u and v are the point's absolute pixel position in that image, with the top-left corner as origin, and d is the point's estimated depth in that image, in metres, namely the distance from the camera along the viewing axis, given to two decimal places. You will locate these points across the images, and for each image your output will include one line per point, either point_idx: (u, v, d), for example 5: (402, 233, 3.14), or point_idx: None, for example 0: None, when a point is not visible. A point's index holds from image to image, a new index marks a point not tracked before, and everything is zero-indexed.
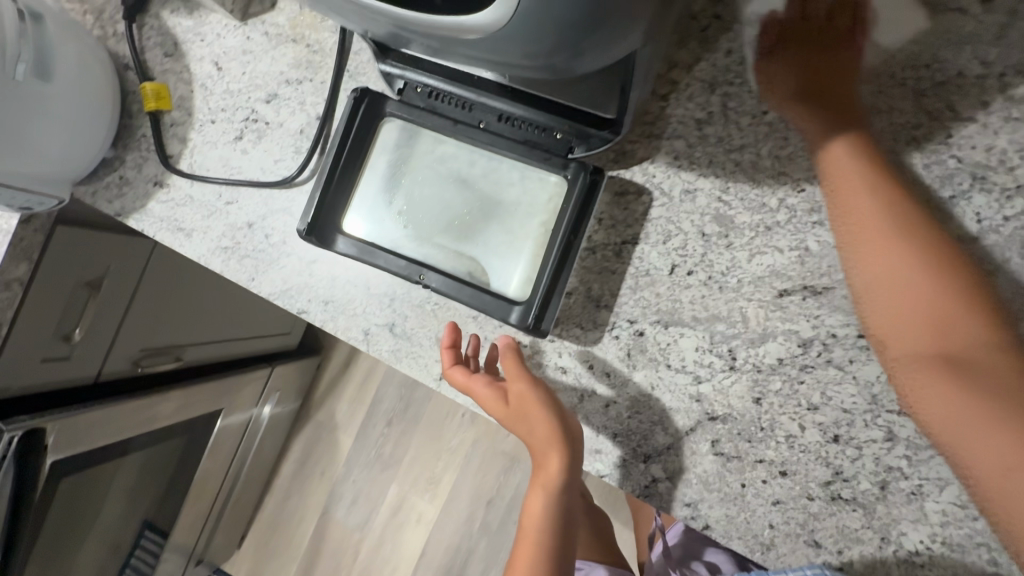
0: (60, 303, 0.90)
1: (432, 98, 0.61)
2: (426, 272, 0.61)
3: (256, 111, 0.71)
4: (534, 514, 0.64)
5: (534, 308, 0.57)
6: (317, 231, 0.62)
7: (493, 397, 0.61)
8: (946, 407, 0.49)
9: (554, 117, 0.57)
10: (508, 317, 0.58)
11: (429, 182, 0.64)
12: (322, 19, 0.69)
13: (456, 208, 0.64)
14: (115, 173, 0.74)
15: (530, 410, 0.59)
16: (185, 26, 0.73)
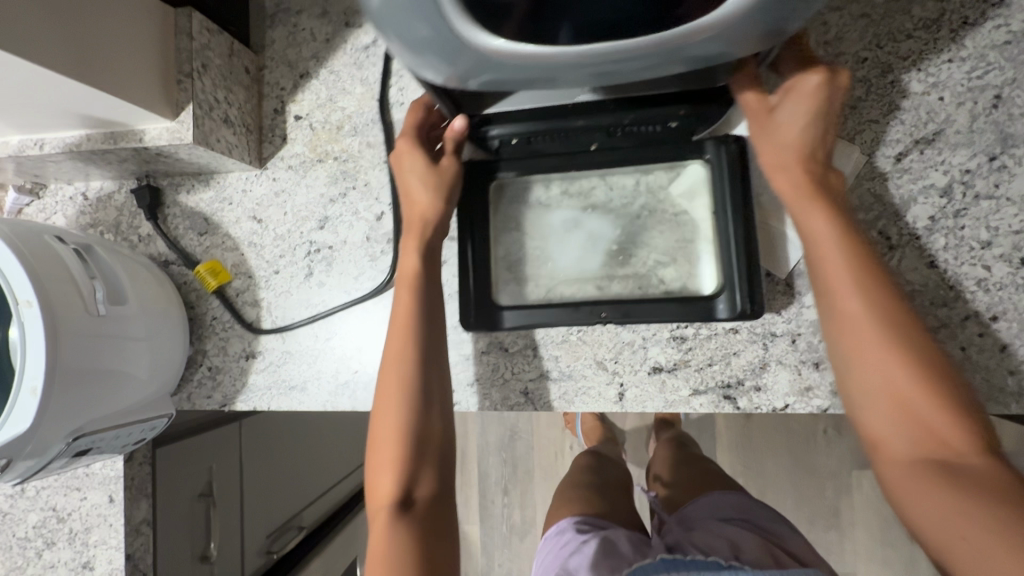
0: (187, 524, 0.85)
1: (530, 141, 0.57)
2: (604, 308, 0.58)
3: (315, 242, 0.69)
4: (405, 318, 0.57)
5: (741, 293, 0.55)
6: (482, 316, 0.60)
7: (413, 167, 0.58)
8: (885, 399, 0.44)
9: (672, 109, 0.53)
10: (717, 313, 0.56)
11: (562, 227, 0.63)
12: (339, 128, 0.69)
13: (602, 239, 0.63)
14: (202, 366, 0.71)
15: (430, 175, 0.58)
16: (208, 199, 0.71)
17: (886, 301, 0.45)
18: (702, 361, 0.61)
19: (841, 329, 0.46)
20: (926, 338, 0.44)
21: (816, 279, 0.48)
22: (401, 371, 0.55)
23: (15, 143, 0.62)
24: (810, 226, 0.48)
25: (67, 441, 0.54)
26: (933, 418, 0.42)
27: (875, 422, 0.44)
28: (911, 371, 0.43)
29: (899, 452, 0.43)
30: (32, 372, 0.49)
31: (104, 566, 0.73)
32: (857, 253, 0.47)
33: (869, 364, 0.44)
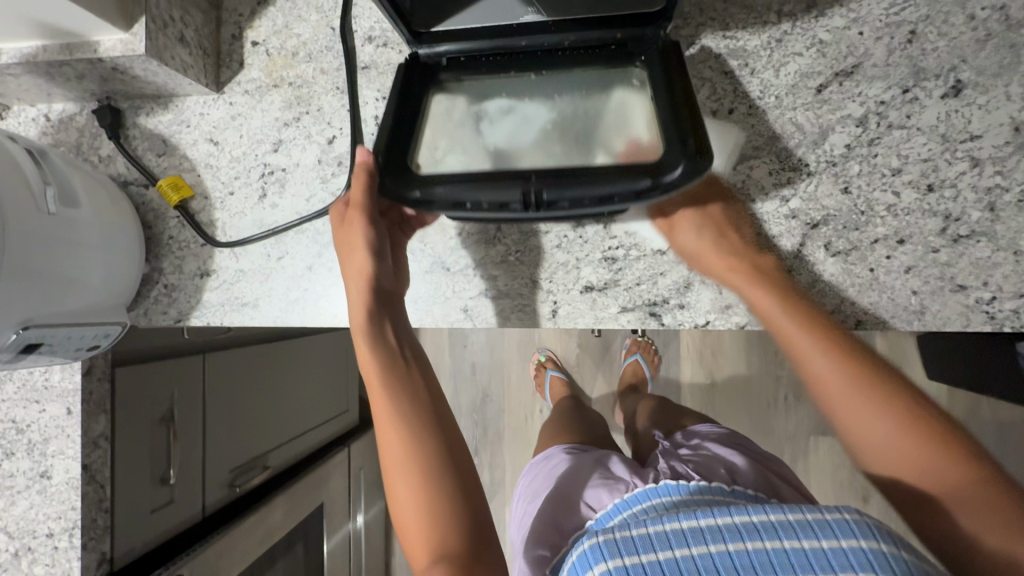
0: (146, 446, 0.88)
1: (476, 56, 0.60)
2: (530, 178, 0.51)
3: (269, 164, 0.71)
4: (367, 362, 0.61)
5: (683, 143, 0.48)
6: (393, 187, 0.52)
7: (343, 231, 0.62)
8: (880, 454, 0.55)
9: (606, 30, 0.56)
10: (668, 179, 0.48)
11: (497, 114, 0.59)
12: (293, 55, 0.71)
13: (536, 122, 0.58)
14: (158, 284, 0.74)
15: (349, 230, 0.61)
16: (166, 121, 0.74)
17: (855, 370, 0.56)
18: (631, 281, 0.64)
19: (821, 391, 0.57)
20: (881, 377, 0.56)
21: (787, 352, 0.58)
22: (398, 432, 0.57)
23: None
24: (767, 307, 0.58)
25: (17, 330, 0.57)
26: (922, 455, 0.53)
27: (886, 462, 0.55)
28: (889, 418, 0.55)
29: (904, 489, 0.54)
30: None
31: (61, 475, 0.76)
32: (810, 315, 0.57)
33: (857, 431, 0.56)
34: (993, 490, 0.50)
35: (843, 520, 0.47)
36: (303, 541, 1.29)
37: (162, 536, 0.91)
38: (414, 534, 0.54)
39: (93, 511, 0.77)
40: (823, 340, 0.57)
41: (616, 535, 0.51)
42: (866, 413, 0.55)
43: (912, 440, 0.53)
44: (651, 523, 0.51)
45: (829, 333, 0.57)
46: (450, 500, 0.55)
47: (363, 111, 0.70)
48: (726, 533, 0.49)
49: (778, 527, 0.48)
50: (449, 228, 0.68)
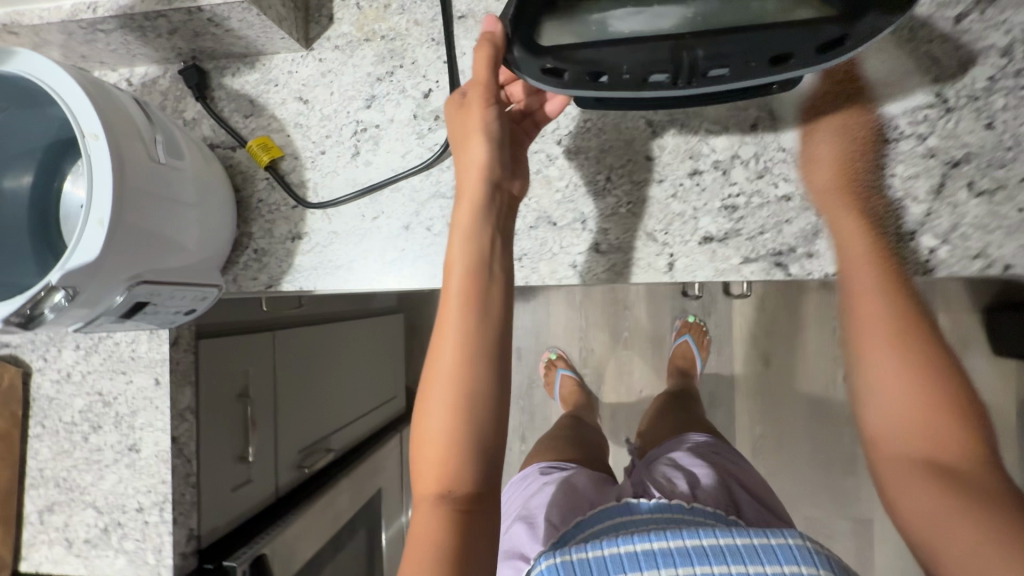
0: (226, 422, 0.86)
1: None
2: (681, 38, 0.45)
3: (362, 121, 0.69)
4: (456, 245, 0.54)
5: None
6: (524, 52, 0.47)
7: (462, 112, 0.55)
8: (899, 407, 0.50)
9: None
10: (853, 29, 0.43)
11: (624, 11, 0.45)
12: (385, 7, 0.68)
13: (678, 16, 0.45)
14: (247, 249, 0.71)
15: (470, 114, 0.54)
16: (253, 81, 0.71)
17: (903, 318, 0.51)
18: (753, 231, 0.61)
19: (861, 326, 0.52)
20: (928, 343, 0.51)
21: (848, 272, 0.55)
22: (453, 343, 0.52)
23: (69, 8, 0.62)
24: (849, 234, 0.56)
25: (128, 286, 0.54)
26: (943, 440, 0.48)
27: (884, 427, 0.50)
28: (909, 382, 0.50)
29: (894, 445, 0.50)
30: (99, 203, 0.49)
31: (150, 449, 0.74)
32: (886, 265, 0.54)
33: (876, 356, 0.51)
34: (1008, 511, 0.45)
35: (785, 543, 0.50)
36: (365, 526, 1.27)
37: (242, 515, 0.89)
38: (431, 456, 0.51)
39: (183, 486, 0.75)
40: (873, 274, 0.53)
41: (573, 554, 0.51)
42: (885, 331, 0.51)
43: (939, 437, 0.48)
44: (606, 544, 0.52)
45: (886, 264, 0.54)
46: (476, 439, 0.50)
47: (460, 62, 0.67)
48: (677, 557, 0.50)
49: (726, 550, 0.50)
50: (555, 180, 0.65)
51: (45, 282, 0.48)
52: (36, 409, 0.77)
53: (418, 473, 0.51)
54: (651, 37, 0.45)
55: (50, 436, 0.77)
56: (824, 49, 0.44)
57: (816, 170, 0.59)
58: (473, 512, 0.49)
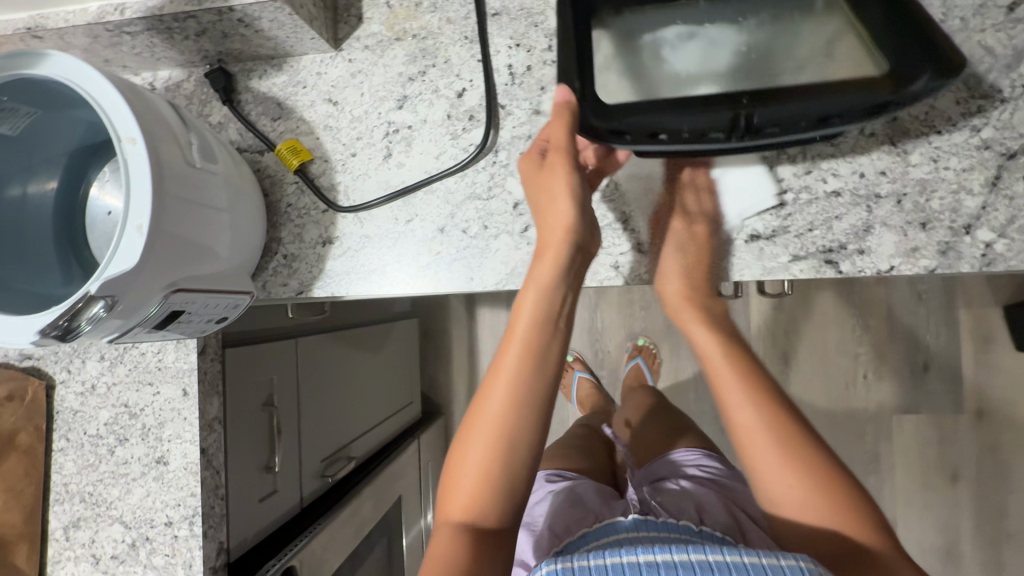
0: (252, 433, 0.84)
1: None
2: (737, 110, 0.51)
3: (393, 122, 0.67)
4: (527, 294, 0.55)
5: (926, 59, 0.47)
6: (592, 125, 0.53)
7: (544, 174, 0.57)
8: (778, 490, 0.58)
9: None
10: (912, 88, 0.47)
11: (678, 39, 0.54)
12: (416, 6, 0.67)
13: (721, 44, 0.53)
14: (277, 255, 0.70)
15: (551, 175, 0.56)
16: (281, 83, 0.70)
17: (780, 406, 0.61)
18: (802, 228, 0.59)
19: (743, 443, 0.60)
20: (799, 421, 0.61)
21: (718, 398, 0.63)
22: (507, 392, 0.53)
23: (95, 10, 0.61)
24: (704, 345, 0.65)
25: (164, 296, 0.53)
26: (834, 518, 0.56)
27: (801, 524, 0.57)
28: (810, 484, 0.57)
29: (802, 539, 0.57)
30: (137, 210, 0.47)
31: (178, 461, 0.72)
32: (742, 377, 0.62)
33: (752, 452, 0.60)
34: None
35: (796, 565, 0.46)
36: (385, 536, 1.24)
37: (268, 528, 0.87)
38: (465, 487, 0.53)
39: (211, 498, 0.73)
40: (740, 379, 0.62)
41: (573, 561, 0.48)
42: (775, 409, 0.61)
43: (834, 512, 0.56)
44: (607, 553, 0.49)
45: (744, 364, 0.64)
46: (511, 487, 0.53)
47: (495, 60, 0.65)
48: (680, 569, 0.47)
49: (731, 569, 0.46)
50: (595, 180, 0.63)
51: (83, 293, 0.46)
52: (59, 422, 0.75)
53: (448, 500, 0.54)
54: (710, 112, 0.51)
55: (75, 449, 0.75)
56: (874, 111, 0.48)
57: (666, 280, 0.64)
58: (502, 547, 0.52)
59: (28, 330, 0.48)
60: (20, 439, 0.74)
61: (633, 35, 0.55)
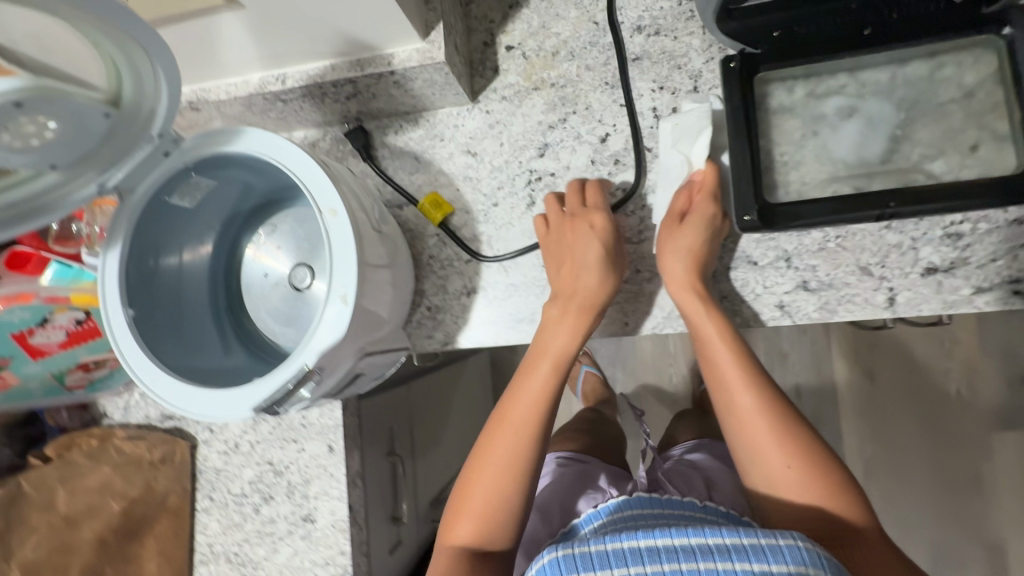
0: (381, 483, 0.84)
1: (795, 31, 0.57)
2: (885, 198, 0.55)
3: (535, 170, 0.68)
4: (556, 343, 0.60)
5: None
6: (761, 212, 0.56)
7: (585, 248, 0.60)
8: (773, 484, 0.52)
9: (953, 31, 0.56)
10: None
11: (838, 117, 0.60)
12: (554, 54, 0.68)
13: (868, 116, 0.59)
14: (421, 306, 0.70)
15: (608, 250, 0.61)
16: (418, 137, 0.71)
17: (768, 396, 0.54)
18: (983, 258, 0.57)
19: (740, 429, 0.55)
20: (792, 415, 0.54)
21: (715, 382, 0.57)
22: (517, 428, 0.58)
23: (257, 80, 0.62)
24: (707, 333, 0.57)
25: (354, 363, 0.53)
26: (824, 510, 0.51)
27: (770, 509, 0.53)
28: (797, 463, 0.52)
29: (785, 520, 0.52)
30: (342, 282, 0.48)
31: (326, 519, 0.72)
32: (743, 363, 0.56)
33: (743, 438, 0.54)
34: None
35: (794, 545, 0.40)
36: None
37: None
38: (470, 517, 0.56)
39: (359, 555, 0.72)
40: (742, 369, 0.55)
41: (576, 547, 0.43)
42: (761, 402, 0.54)
43: (818, 508, 0.51)
44: (609, 538, 0.43)
45: (747, 357, 0.56)
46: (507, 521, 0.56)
47: (639, 104, 0.65)
48: (681, 552, 0.41)
49: (735, 554, 0.40)
50: None
51: (299, 368, 0.47)
52: (203, 481, 0.74)
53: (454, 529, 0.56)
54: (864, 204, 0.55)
55: (218, 509, 0.74)
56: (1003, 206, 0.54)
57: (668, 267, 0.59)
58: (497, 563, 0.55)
59: (240, 405, 0.48)
60: (169, 502, 0.72)
61: (778, 102, 0.62)
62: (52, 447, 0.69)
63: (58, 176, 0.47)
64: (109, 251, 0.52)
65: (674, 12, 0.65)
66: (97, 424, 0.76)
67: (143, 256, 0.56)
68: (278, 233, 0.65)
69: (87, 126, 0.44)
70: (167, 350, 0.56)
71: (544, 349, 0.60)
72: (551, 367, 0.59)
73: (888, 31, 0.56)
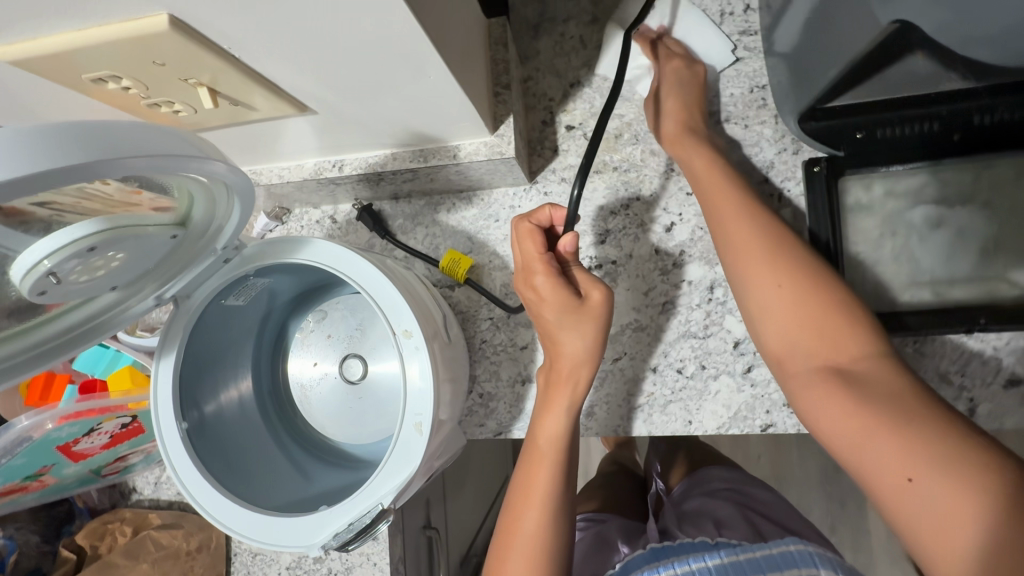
0: (418, 559, 0.80)
1: (878, 133, 0.54)
2: (975, 316, 0.54)
3: (595, 257, 0.65)
4: (551, 427, 0.55)
5: None
6: None
7: (543, 306, 0.55)
8: (772, 317, 0.47)
9: None
10: None
11: (924, 227, 0.57)
12: (616, 136, 0.65)
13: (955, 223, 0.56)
14: (472, 393, 0.67)
15: (570, 306, 0.53)
16: (471, 216, 0.68)
17: (770, 232, 0.50)
18: None
19: (736, 259, 0.50)
20: (802, 256, 0.48)
21: (711, 220, 0.53)
22: (529, 512, 0.52)
23: (311, 165, 0.60)
24: (704, 168, 0.54)
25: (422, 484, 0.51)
26: (829, 342, 0.44)
27: (774, 342, 0.47)
28: (788, 281, 0.46)
29: (795, 362, 0.45)
30: (416, 407, 0.46)
31: None
32: (752, 205, 0.51)
33: (744, 270, 0.49)
34: (924, 399, 0.38)
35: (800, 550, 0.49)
36: None
37: None
38: None
39: None
40: (732, 198, 0.52)
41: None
42: (743, 224, 0.50)
43: (822, 349, 0.44)
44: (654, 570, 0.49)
45: (739, 185, 0.53)
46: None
47: None
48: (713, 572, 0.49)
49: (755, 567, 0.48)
50: None
51: (376, 505, 0.45)
52: (238, 565, 0.70)
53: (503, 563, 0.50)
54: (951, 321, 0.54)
55: None
56: None
57: (666, 121, 0.59)
58: None
59: (315, 534, 0.46)
60: None
61: (857, 199, 0.58)
62: (83, 535, 0.67)
63: (115, 296, 0.44)
64: (162, 360, 0.48)
65: (745, 98, 0.63)
66: (127, 501, 0.73)
67: (195, 359, 0.52)
68: (329, 321, 0.62)
69: (152, 250, 0.41)
70: (221, 452, 0.52)
71: (540, 436, 0.55)
72: (552, 454, 0.54)
73: (983, 139, 0.53)
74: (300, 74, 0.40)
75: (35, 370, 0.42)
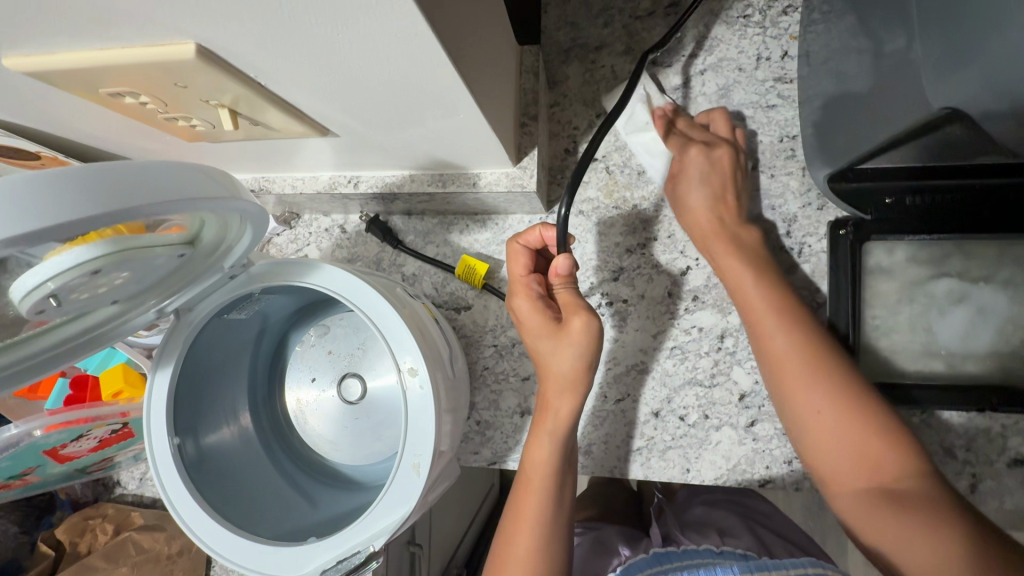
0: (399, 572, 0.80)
1: (906, 201, 0.53)
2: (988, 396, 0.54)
3: (607, 293, 0.64)
4: (542, 452, 0.54)
5: None
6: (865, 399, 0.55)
7: (525, 327, 0.55)
8: (815, 438, 0.47)
9: None
10: None
11: (946, 301, 0.56)
12: (639, 173, 0.64)
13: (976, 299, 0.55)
14: (470, 420, 0.66)
15: (544, 325, 0.53)
16: (484, 240, 0.67)
17: (807, 345, 0.49)
18: None
19: (780, 381, 0.50)
20: (840, 366, 0.48)
21: (750, 330, 0.53)
22: (523, 539, 0.50)
23: (326, 179, 0.58)
24: (734, 272, 0.54)
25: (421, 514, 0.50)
26: (867, 454, 0.44)
27: (817, 458, 0.47)
28: (836, 406, 0.46)
29: (842, 483, 0.45)
30: (417, 445, 0.45)
31: None
32: (780, 309, 0.51)
33: (792, 400, 0.49)
34: (966, 518, 0.39)
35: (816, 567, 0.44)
36: None
37: None
38: None
39: None
40: (769, 313, 0.51)
41: None
42: (783, 351, 0.50)
43: (862, 468, 0.44)
44: None
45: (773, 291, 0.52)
46: None
47: None
48: None
49: None
50: None
51: (365, 550, 0.44)
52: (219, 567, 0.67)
53: None
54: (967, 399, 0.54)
55: None
56: None
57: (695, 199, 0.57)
58: None
59: (306, 560, 0.45)
60: None
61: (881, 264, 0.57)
62: (63, 528, 0.66)
63: (115, 309, 0.43)
64: (159, 372, 0.47)
65: (773, 147, 0.62)
66: (112, 492, 0.72)
67: (191, 374, 0.50)
68: (331, 336, 0.61)
69: (155, 267, 0.39)
70: (210, 464, 0.51)
71: (534, 461, 0.54)
72: (547, 477, 0.53)
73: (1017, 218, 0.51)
74: (326, 103, 0.39)
75: (21, 383, 0.40)
